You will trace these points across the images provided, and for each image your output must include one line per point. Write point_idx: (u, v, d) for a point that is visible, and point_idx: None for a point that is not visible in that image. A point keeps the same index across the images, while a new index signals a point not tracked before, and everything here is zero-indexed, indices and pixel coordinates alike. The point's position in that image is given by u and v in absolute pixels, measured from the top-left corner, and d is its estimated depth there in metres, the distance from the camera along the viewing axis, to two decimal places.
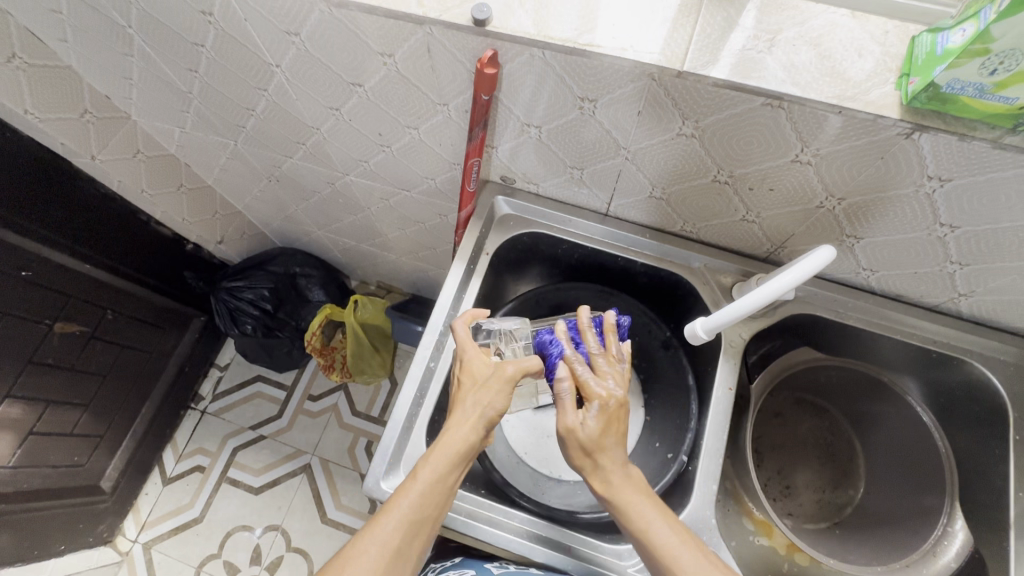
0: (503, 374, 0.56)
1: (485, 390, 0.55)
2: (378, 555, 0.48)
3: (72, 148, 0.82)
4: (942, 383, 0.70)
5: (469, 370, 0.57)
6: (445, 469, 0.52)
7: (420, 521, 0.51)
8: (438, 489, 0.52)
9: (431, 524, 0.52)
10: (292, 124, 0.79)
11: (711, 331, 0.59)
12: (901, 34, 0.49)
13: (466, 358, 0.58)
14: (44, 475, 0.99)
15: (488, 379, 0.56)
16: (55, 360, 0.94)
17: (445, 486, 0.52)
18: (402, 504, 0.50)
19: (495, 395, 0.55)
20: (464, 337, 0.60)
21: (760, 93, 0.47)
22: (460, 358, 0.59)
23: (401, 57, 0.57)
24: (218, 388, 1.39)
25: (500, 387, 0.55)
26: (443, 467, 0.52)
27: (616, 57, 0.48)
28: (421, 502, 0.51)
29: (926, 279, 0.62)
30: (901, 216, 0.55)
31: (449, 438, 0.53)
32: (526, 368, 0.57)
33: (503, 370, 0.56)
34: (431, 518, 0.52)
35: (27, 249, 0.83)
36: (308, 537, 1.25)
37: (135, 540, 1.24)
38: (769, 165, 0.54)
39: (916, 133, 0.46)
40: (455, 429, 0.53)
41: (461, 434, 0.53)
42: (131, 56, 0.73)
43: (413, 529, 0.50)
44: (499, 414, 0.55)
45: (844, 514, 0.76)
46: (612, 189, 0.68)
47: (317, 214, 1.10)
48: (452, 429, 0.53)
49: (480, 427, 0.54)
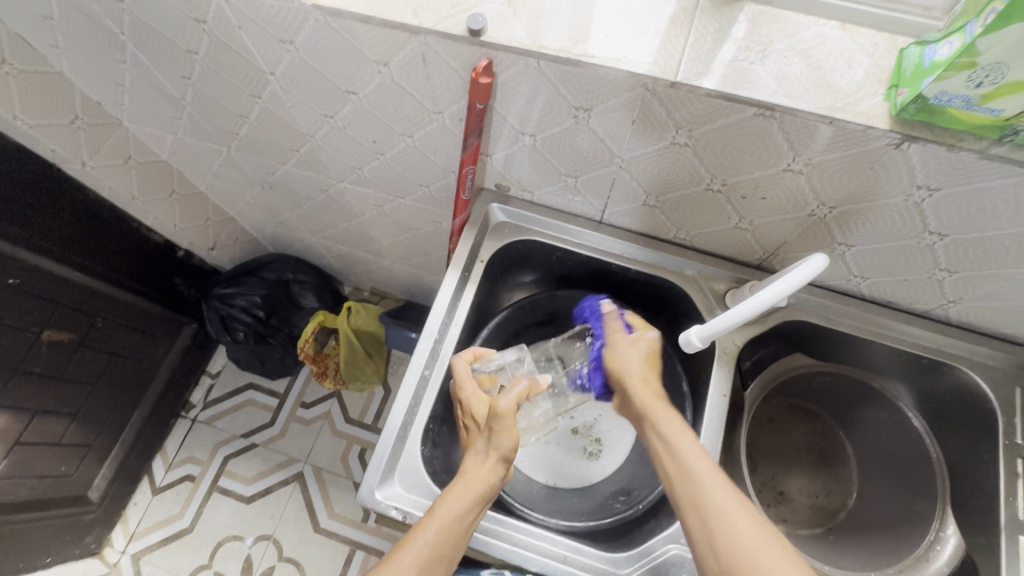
0: (499, 413, 0.57)
1: (497, 429, 0.57)
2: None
3: (63, 154, 0.81)
4: (932, 388, 0.71)
5: (471, 412, 0.60)
6: (465, 507, 0.53)
7: (440, 558, 0.51)
8: (459, 523, 0.53)
9: (448, 562, 0.52)
10: (286, 132, 0.79)
11: (706, 339, 0.59)
12: (889, 46, 0.50)
13: (465, 398, 0.60)
14: (30, 485, 0.97)
15: (489, 421, 0.58)
16: (43, 369, 0.92)
17: (465, 523, 0.53)
18: (421, 538, 0.51)
19: (504, 435, 0.57)
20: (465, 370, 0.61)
21: (751, 103, 0.47)
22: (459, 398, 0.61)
23: (396, 65, 0.57)
24: (209, 396, 1.38)
25: (503, 427, 0.57)
26: (466, 506, 0.53)
27: (610, 67, 0.49)
28: (442, 539, 0.51)
29: (916, 286, 0.63)
30: (890, 224, 0.55)
31: (473, 476, 0.55)
32: (518, 397, 0.58)
33: (497, 409, 0.57)
34: (450, 557, 0.52)
35: (15, 257, 0.82)
36: (301, 546, 1.23)
37: (123, 551, 1.22)
38: (761, 173, 0.55)
39: (906, 143, 0.46)
40: (477, 473, 0.56)
41: (483, 475, 0.55)
42: (124, 63, 0.73)
43: (434, 566, 0.50)
44: (511, 453, 0.57)
45: (838, 520, 0.76)
46: (606, 196, 0.68)
47: (311, 220, 1.09)
48: (476, 470, 0.56)
49: (498, 468, 0.56)
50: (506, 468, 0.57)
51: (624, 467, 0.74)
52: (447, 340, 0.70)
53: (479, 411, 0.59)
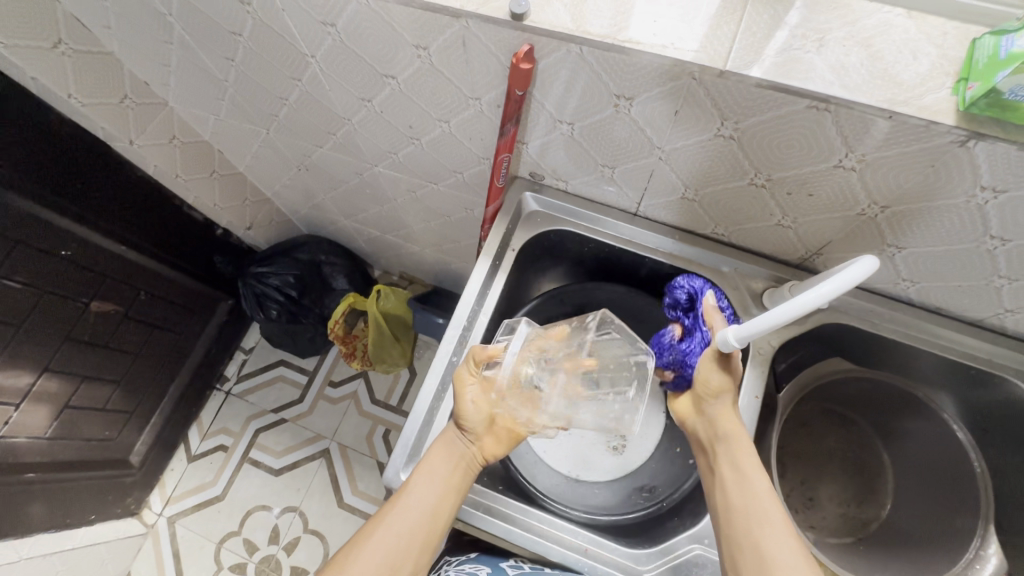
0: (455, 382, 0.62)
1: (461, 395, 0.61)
2: (387, 539, 0.56)
3: (113, 132, 0.84)
4: (980, 401, 0.68)
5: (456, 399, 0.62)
6: (436, 464, 0.59)
7: (419, 529, 0.57)
8: (437, 482, 0.59)
9: (435, 529, 0.58)
10: (324, 115, 0.80)
11: (743, 340, 0.54)
12: (961, 36, 0.47)
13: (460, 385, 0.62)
14: (77, 447, 1.03)
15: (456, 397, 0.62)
16: (92, 337, 0.97)
17: (444, 483, 0.59)
18: (403, 499, 0.58)
19: (466, 401, 0.61)
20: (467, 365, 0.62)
21: (805, 95, 0.45)
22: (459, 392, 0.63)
23: (435, 49, 0.57)
24: (242, 370, 1.42)
25: (461, 395, 0.61)
26: (439, 466, 0.59)
27: (655, 54, 0.47)
28: (423, 498, 0.58)
29: (970, 293, 0.60)
30: (945, 226, 0.53)
31: (442, 439, 0.62)
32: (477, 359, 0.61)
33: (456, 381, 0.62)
34: (433, 521, 0.57)
35: (67, 230, 0.86)
36: (325, 520, 1.27)
37: (160, 513, 1.28)
38: (809, 169, 0.53)
39: (972, 141, 0.43)
40: (448, 435, 0.62)
41: (454, 436, 0.61)
42: (171, 44, 0.74)
43: (418, 523, 0.57)
44: (482, 421, 0.62)
45: (869, 531, 0.74)
46: (643, 188, 0.66)
47: (344, 203, 1.11)
48: (446, 432, 0.62)
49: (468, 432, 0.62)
50: (482, 430, 0.62)
51: (647, 464, 0.73)
52: (476, 327, 0.70)
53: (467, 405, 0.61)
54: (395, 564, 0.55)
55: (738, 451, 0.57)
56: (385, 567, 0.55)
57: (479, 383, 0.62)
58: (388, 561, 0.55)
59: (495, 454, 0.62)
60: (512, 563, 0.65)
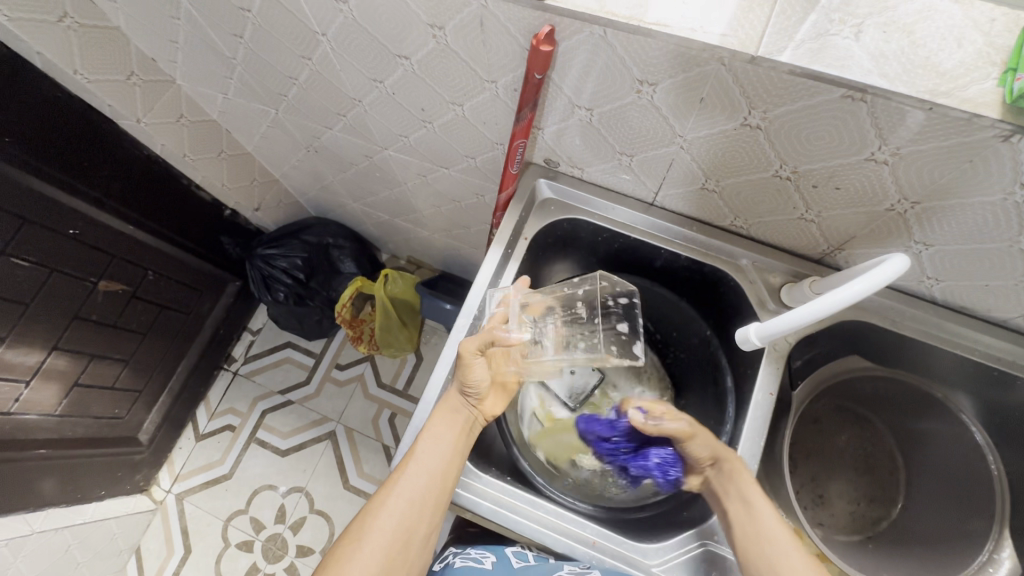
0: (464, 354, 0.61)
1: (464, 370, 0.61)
2: (400, 504, 0.56)
3: (120, 110, 0.83)
4: (999, 403, 0.66)
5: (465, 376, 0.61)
6: (442, 429, 0.60)
7: (426, 496, 0.57)
8: (444, 445, 0.59)
9: (442, 496, 0.58)
10: (335, 96, 0.78)
11: (764, 338, 0.57)
12: (1010, 22, 0.44)
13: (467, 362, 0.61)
14: (86, 424, 1.04)
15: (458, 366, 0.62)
16: (100, 316, 0.97)
17: (451, 447, 0.59)
18: (410, 465, 0.58)
19: (472, 372, 0.61)
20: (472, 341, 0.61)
21: (840, 84, 0.43)
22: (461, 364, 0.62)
23: (451, 30, 0.55)
24: (249, 351, 1.43)
25: (466, 368, 0.61)
26: (445, 428, 0.60)
27: (683, 38, 0.44)
28: (431, 461, 0.58)
29: (998, 293, 0.58)
30: (978, 224, 0.51)
31: (443, 406, 0.62)
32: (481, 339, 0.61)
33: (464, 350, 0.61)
34: (442, 484, 0.58)
35: (73, 209, 0.85)
36: (331, 501, 1.29)
37: (169, 490, 1.30)
38: (839, 161, 0.51)
39: (1016, 136, 0.41)
40: (452, 403, 0.62)
41: (458, 402, 0.62)
42: (178, 19, 0.72)
43: (429, 485, 0.57)
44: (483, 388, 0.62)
45: (878, 529, 0.73)
46: (661, 177, 0.64)
47: (353, 186, 1.09)
48: (445, 400, 0.62)
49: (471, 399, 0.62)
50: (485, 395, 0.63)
51: None
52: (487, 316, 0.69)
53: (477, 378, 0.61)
54: (411, 526, 0.55)
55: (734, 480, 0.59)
56: (401, 530, 0.55)
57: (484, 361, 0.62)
58: (403, 525, 0.55)
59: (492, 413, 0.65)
60: (516, 554, 0.64)
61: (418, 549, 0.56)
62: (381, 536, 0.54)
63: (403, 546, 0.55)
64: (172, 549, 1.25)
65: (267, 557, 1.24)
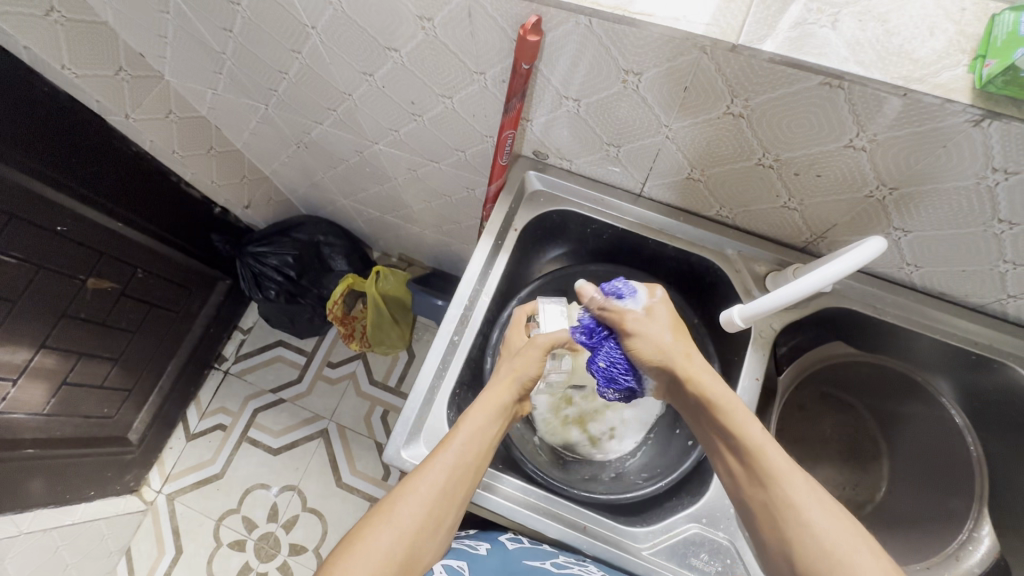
0: (533, 343, 0.62)
1: (523, 360, 0.61)
2: (431, 490, 0.51)
3: (108, 106, 0.82)
4: (978, 386, 0.68)
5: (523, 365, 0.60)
6: (486, 421, 0.56)
7: (459, 482, 0.53)
8: (485, 434, 0.56)
9: (471, 485, 0.54)
10: (324, 90, 0.78)
11: (748, 320, 0.59)
12: (980, 12, 0.45)
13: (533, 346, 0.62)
14: (75, 423, 1.03)
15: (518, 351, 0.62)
16: (89, 314, 0.96)
17: (490, 440, 0.56)
18: (447, 451, 0.53)
19: (531, 362, 0.61)
20: (544, 337, 0.63)
21: (818, 71, 0.44)
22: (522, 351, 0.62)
23: (440, 22, 0.56)
24: (240, 350, 1.42)
25: (529, 356, 0.61)
26: (483, 416, 0.56)
27: (666, 27, 0.45)
28: (468, 449, 0.54)
29: (974, 278, 0.60)
30: (952, 209, 0.52)
31: (488, 394, 0.58)
32: (555, 339, 0.63)
33: (534, 340, 0.62)
34: (477, 472, 0.54)
35: (61, 206, 0.85)
36: (324, 499, 1.28)
37: (159, 491, 1.29)
38: (819, 148, 0.52)
39: (987, 120, 0.43)
40: (502, 392, 0.58)
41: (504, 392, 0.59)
42: (167, 14, 0.72)
43: (465, 473, 0.53)
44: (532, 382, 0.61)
45: (864, 512, 0.75)
46: (648, 168, 0.66)
47: (343, 182, 1.09)
48: (494, 388, 0.59)
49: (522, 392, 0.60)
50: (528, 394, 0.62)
51: (646, 445, 0.74)
52: (477, 307, 0.70)
53: (535, 374, 0.60)
54: (439, 516, 0.51)
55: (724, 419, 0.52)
56: (430, 519, 0.50)
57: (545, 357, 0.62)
58: (433, 514, 0.50)
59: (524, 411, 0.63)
60: (510, 539, 0.65)
61: (441, 540, 0.52)
62: (410, 523, 0.49)
63: (431, 535, 0.50)
64: (163, 550, 1.25)
65: (259, 556, 1.24)
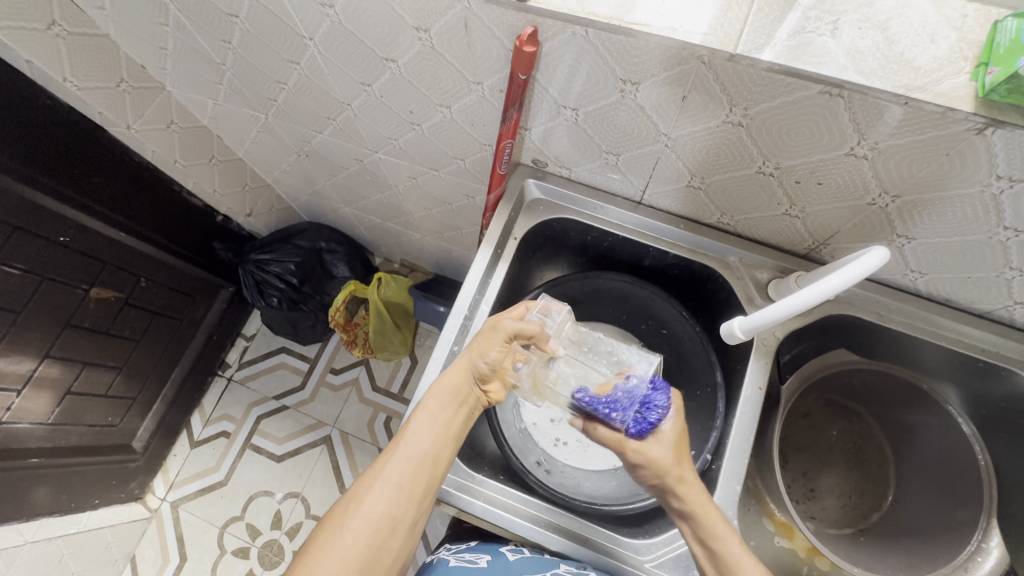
0: (496, 326, 0.60)
1: (483, 343, 0.60)
2: (386, 489, 0.53)
3: (110, 117, 0.83)
4: (986, 394, 0.67)
5: (481, 352, 0.60)
6: (436, 409, 0.57)
7: (417, 475, 0.54)
8: (437, 426, 0.57)
9: (431, 475, 0.55)
10: (324, 100, 0.78)
11: (749, 331, 0.58)
12: (981, 18, 0.45)
13: (500, 332, 0.60)
14: (80, 432, 1.04)
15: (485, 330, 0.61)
16: (92, 324, 0.96)
17: (445, 429, 0.57)
18: (399, 447, 0.55)
19: (488, 348, 0.59)
20: (510, 324, 0.60)
21: (818, 80, 0.44)
22: (483, 335, 0.61)
23: (437, 33, 0.55)
24: (244, 357, 1.43)
25: (490, 336, 0.60)
26: (436, 409, 0.58)
27: (662, 37, 0.45)
28: (420, 444, 0.56)
29: (979, 285, 0.59)
30: (956, 216, 0.51)
31: (439, 382, 0.59)
32: (523, 330, 0.60)
33: (498, 323, 0.61)
34: (436, 460, 0.56)
35: (65, 216, 0.85)
36: (328, 506, 1.28)
37: (163, 498, 1.29)
38: (819, 157, 0.51)
39: (990, 129, 0.42)
40: (453, 381, 0.59)
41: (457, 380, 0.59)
42: (167, 26, 0.72)
43: (418, 468, 0.55)
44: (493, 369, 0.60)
45: (870, 521, 0.74)
46: (647, 176, 0.65)
47: (344, 190, 1.10)
48: (446, 375, 0.60)
49: (478, 377, 0.60)
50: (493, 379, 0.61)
51: None
52: (477, 317, 0.69)
53: (492, 360, 0.59)
54: (396, 516, 0.52)
55: (707, 528, 0.55)
56: (386, 518, 0.52)
57: (507, 347, 0.60)
58: (390, 512, 0.52)
59: (492, 396, 0.62)
60: (510, 550, 0.65)
61: (403, 538, 0.53)
62: (366, 523, 0.51)
63: (387, 536, 0.52)
64: (168, 558, 1.25)
65: (264, 563, 1.24)
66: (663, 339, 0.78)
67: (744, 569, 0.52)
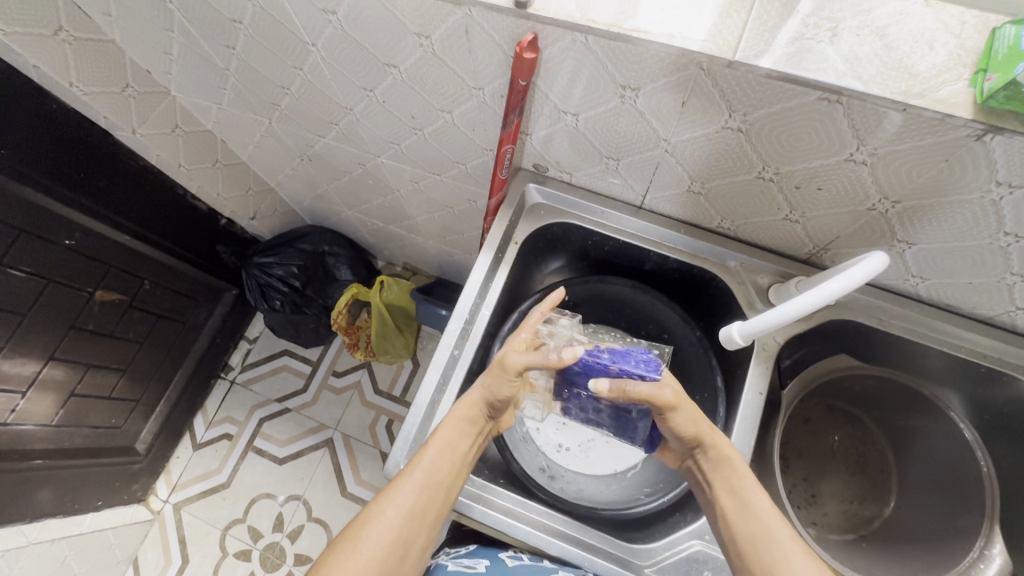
0: (506, 364, 0.55)
1: (496, 381, 0.56)
2: (399, 514, 0.53)
3: (115, 122, 0.84)
4: (988, 399, 0.67)
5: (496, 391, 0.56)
6: (452, 438, 0.57)
7: (430, 499, 0.55)
8: (453, 453, 0.57)
9: (444, 500, 0.56)
10: (327, 105, 0.79)
11: (748, 336, 0.58)
12: (980, 25, 0.45)
13: (509, 367, 0.55)
14: (84, 434, 1.04)
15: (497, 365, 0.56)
16: (96, 326, 0.97)
17: (459, 456, 0.57)
18: (413, 473, 0.55)
19: (503, 387, 0.56)
20: (521, 358, 0.54)
21: (817, 87, 0.44)
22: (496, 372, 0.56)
23: (438, 39, 0.56)
24: (247, 360, 1.43)
25: (501, 377, 0.56)
26: (451, 438, 0.57)
27: (661, 44, 0.45)
28: (434, 470, 0.56)
29: (981, 290, 0.59)
30: (957, 222, 0.51)
31: (454, 412, 0.58)
32: (532, 359, 0.54)
33: (506, 360, 0.55)
34: (450, 485, 0.57)
35: (70, 218, 0.86)
36: (329, 508, 1.28)
37: (166, 500, 1.30)
38: (819, 162, 0.51)
39: (989, 135, 0.42)
40: (471, 410, 0.58)
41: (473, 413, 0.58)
42: (172, 32, 0.73)
43: (431, 492, 0.55)
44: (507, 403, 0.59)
45: (872, 528, 0.74)
46: (648, 180, 0.65)
47: (347, 194, 1.10)
48: (461, 406, 0.58)
49: (493, 408, 0.59)
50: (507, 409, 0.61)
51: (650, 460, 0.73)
52: (478, 321, 0.69)
53: (507, 397, 0.57)
54: (408, 540, 0.53)
55: (734, 474, 0.56)
56: (399, 543, 0.53)
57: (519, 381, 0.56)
58: (402, 538, 0.53)
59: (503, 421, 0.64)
60: (510, 556, 0.64)
61: (413, 559, 0.54)
62: (378, 547, 0.52)
63: (399, 560, 0.52)
64: (170, 559, 1.25)
65: (265, 566, 1.24)
66: (664, 343, 0.78)
67: (770, 513, 0.54)
